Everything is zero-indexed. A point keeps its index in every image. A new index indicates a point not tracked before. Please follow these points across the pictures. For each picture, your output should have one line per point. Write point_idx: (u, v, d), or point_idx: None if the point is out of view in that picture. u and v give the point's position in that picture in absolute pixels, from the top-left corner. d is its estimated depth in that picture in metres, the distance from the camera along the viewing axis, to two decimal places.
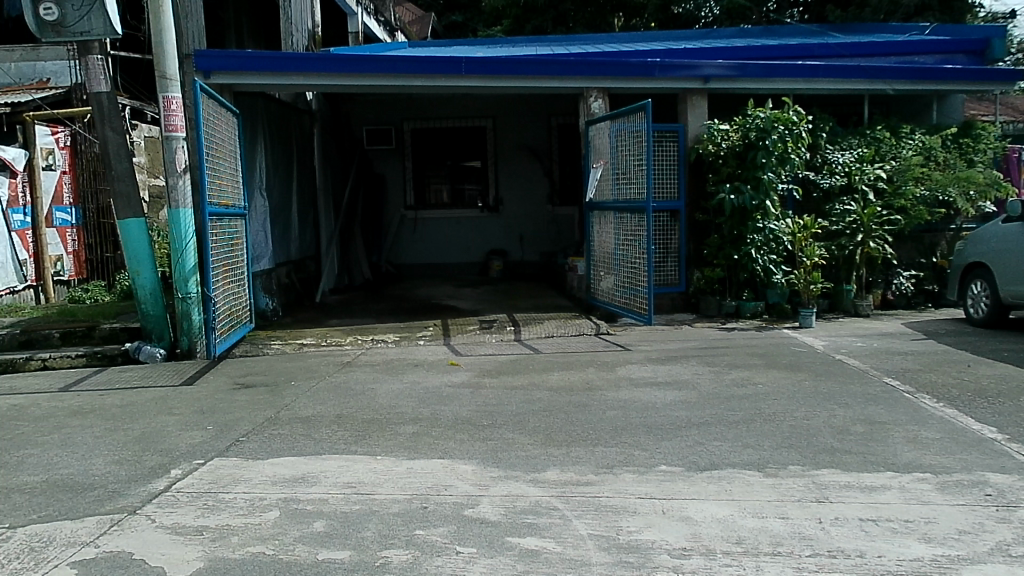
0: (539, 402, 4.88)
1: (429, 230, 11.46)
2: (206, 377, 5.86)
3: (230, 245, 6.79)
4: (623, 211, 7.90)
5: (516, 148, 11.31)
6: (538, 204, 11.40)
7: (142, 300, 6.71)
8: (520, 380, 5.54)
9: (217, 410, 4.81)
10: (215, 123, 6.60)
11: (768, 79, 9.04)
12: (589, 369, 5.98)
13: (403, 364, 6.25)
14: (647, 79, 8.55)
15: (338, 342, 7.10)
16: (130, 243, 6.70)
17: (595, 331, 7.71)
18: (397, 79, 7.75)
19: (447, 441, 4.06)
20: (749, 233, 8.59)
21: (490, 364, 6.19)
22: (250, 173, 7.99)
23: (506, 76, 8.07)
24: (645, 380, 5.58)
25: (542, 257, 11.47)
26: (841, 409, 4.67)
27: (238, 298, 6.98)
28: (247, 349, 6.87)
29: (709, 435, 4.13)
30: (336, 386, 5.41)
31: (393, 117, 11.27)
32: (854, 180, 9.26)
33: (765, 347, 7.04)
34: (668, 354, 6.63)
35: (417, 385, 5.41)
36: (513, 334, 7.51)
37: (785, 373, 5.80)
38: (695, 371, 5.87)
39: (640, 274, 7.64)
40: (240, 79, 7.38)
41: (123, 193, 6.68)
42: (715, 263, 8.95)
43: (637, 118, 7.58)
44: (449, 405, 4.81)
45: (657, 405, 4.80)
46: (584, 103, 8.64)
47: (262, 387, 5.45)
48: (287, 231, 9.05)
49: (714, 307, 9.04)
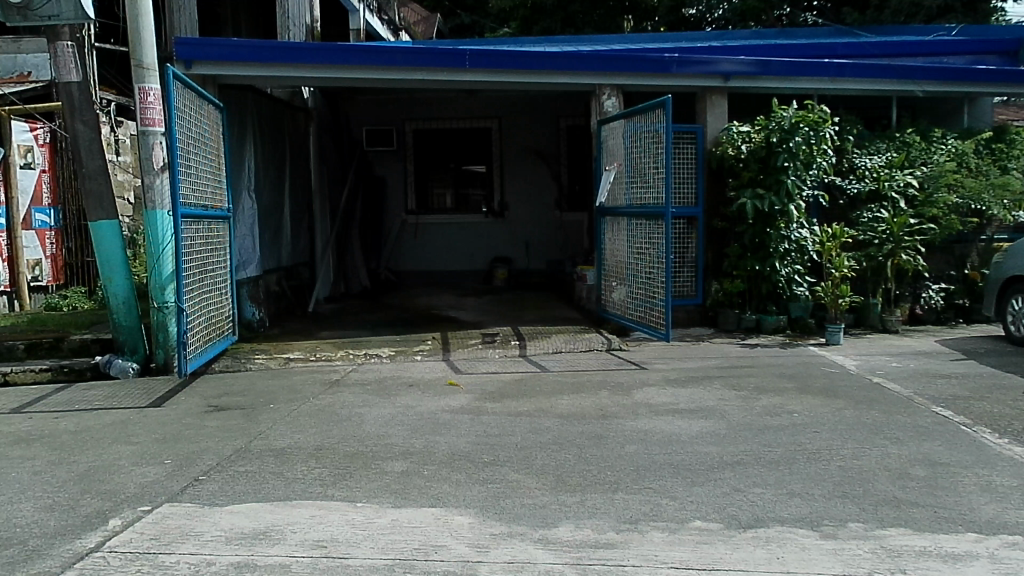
0: (547, 434, 4.28)
1: (431, 236, 10.89)
2: (177, 397, 5.27)
3: (211, 248, 6.20)
4: (638, 216, 7.30)
5: (523, 151, 10.76)
6: (545, 209, 10.84)
7: (114, 309, 6.17)
8: (526, 404, 4.96)
9: (181, 438, 4.23)
10: (196, 117, 6.02)
11: (792, 78, 8.45)
12: (603, 392, 5.38)
13: (397, 383, 5.66)
14: (665, 76, 7.96)
15: (328, 357, 6.51)
16: (101, 246, 6.13)
17: (606, 347, 7.12)
18: (395, 74, 7.18)
19: (441, 483, 3.46)
20: (771, 241, 8.03)
21: (493, 385, 5.60)
22: (236, 173, 7.43)
23: (514, 71, 7.48)
24: (665, 406, 4.98)
25: (548, 265, 10.88)
26: (894, 447, 4.07)
27: (220, 308, 6.36)
28: (227, 364, 6.28)
29: (747, 479, 3.55)
30: (319, 410, 4.82)
31: (394, 118, 10.75)
32: (882, 185, 8.68)
33: (794, 368, 6.43)
34: (688, 375, 6.03)
35: (410, 410, 4.82)
36: (517, 351, 6.93)
37: (821, 399, 5.20)
38: (721, 396, 5.26)
39: (657, 285, 7.03)
40: (224, 69, 6.80)
41: (93, 192, 6.10)
42: (735, 274, 8.36)
43: (659, 117, 6.89)
44: (446, 435, 4.21)
45: (683, 439, 4.21)
46: (596, 101, 8.08)
47: (238, 410, 4.87)
48: (278, 236, 8.49)
49: (733, 322, 8.41)
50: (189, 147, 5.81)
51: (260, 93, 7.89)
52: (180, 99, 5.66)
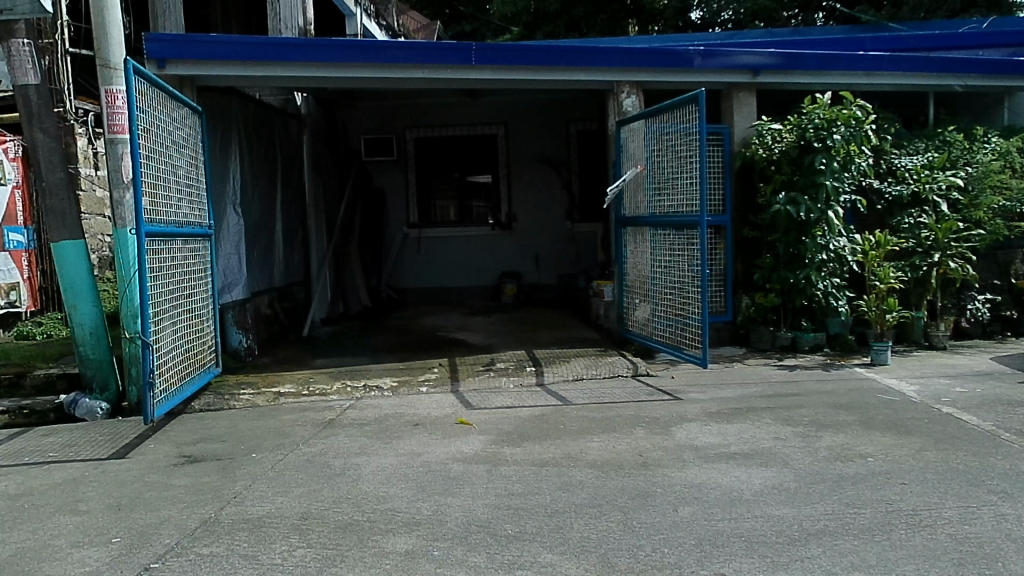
0: (581, 491, 3.56)
1: (434, 251, 10.19)
2: (145, 444, 4.54)
3: (189, 270, 5.50)
4: (665, 227, 6.58)
5: (531, 158, 10.07)
6: (555, 220, 10.13)
7: (80, 341, 5.47)
8: (552, 450, 4.24)
9: (140, 503, 3.52)
10: (169, 120, 5.32)
11: (827, 72, 7.75)
12: (638, 432, 4.64)
13: (399, 422, 4.93)
14: (688, 72, 7.26)
15: (323, 391, 5.80)
16: (64, 269, 5.42)
17: (632, 373, 6.41)
18: (393, 72, 6.49)
19: (456, 572, 2.74)
20: (808, 251, 7.30)
21: (510, 423, 4.87)
22: (219, 185, 6.73)
23: (525, 67, 6.78)
24: (715, 450, 4.24)
25: (560, 279, 10.16)
26: (1007, 505, 3.33)
27: (200, 337, 5.65)
28: (208, 402, 5.55)
29: (843, 559, 2.82)
30: (310, 461, 4.09)
31: (394, 125, 10.07)
32: (924, 189, 7.93)
33: (847, 396, 5.70)
34: (732, 408, 5.29)
35: (415, 459, 4.09)
36: (534, 379, 6.19)
37: (892, 437, 4.47)
38: (775, 434, 4.54)
39: (690, 303, 6.28)
40: (202, 68, 6.09)
41: (55, 209, 5.40)
42: (768, 287, 7.62)
43: (692, 116, 6.15)
44: (459, 496, 3.49)
45: (747, 497, 3.48)
46: (614, 100, 7.36)
47: (215, 462, 4.14)
48: (269, 253, 7.79)
49: (767, 340, 7.70)
50: (160, 154, 5.09)
51: (247, 97, 7.22)
52: (148, 99, 4.95)
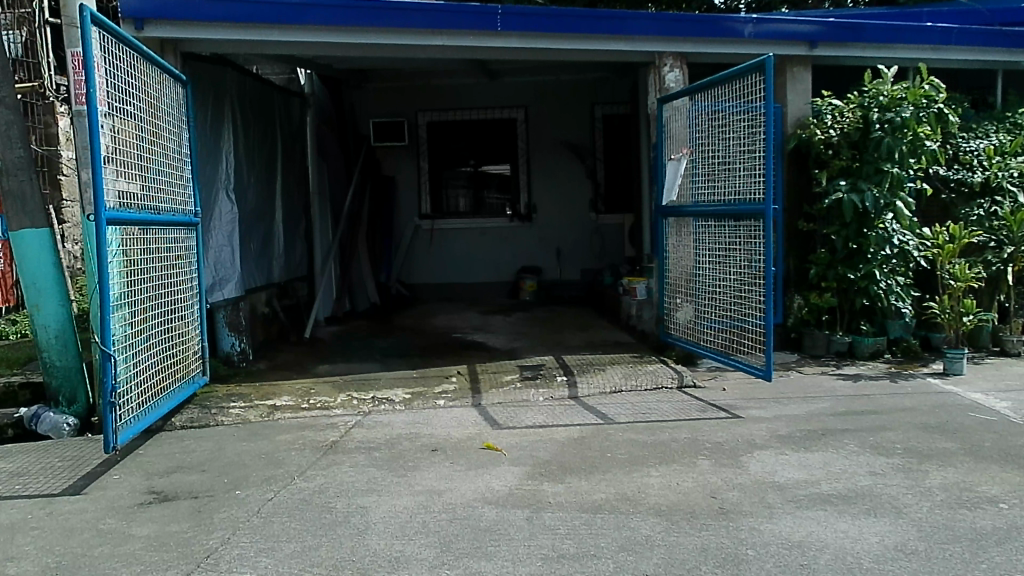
0: (652, 554, 2.77)
1: (448, 243, 9.40)
2: (109, 475, 3.76)
3: (167, 265, 4.71)
4: (716, 217, 5.75)
5: (553, 143, 9.26)
6: (578, 210, 9.32)
7: (44, 346, 4.71)
8: (604, 489, 3.44)
9: (84, 566, 2.74)
10: (145, 88, 4.52)
11: (890, 46, 6.85)
12: (704, 464, 3.83)
13: (414, 447, 4.14)
14: (737, 43, 6.40)
15: (325, 404, 5.03)
16: (26, 262, 4.63)
17: (678, 384, 5.62)
18: (405, 38, 5.67)
19: None
20: (871, 244, 6.50)
21: (546, 449, 4.08)
22: (208, 168, 5.95)
23: (555, 34, 5.94)
24: (803, 491, 3.43)
25: (583, 275, 9.37)
26: None
27: (183, 343, 4.89)
28: (192, 418, 4.81)
29: None
30: (306, 502, 3.30)
31: (405, 108, 9.27)
32: (996, 176, 7.04)
33: (934, 415, 4.88)
34: (804, 431, 4.51)
35: (436, 501, 3.32)
36: (566, 392, 5.39)
37: (1014, 473, 3.66)
38: (871, 469, 3.74)
39: (747, 304, 5.45)
40: (187, 30, 5.28)
41: (13, 191, 4.61)
42: (824, 286, 6.79)
43: (754, 90, 5.29)
44: (493, 561, 2.71)
45: (868, 566, 2.67)
46: (655, 74, 6.52)
47: (190, 501, 3.37)
48: (267, 244, 7.02)
49: (822, 345, 6.87)
50: (131, 130, 4.28)
51: (242, 69, 6.45)
52: (116, 62, 4.14)
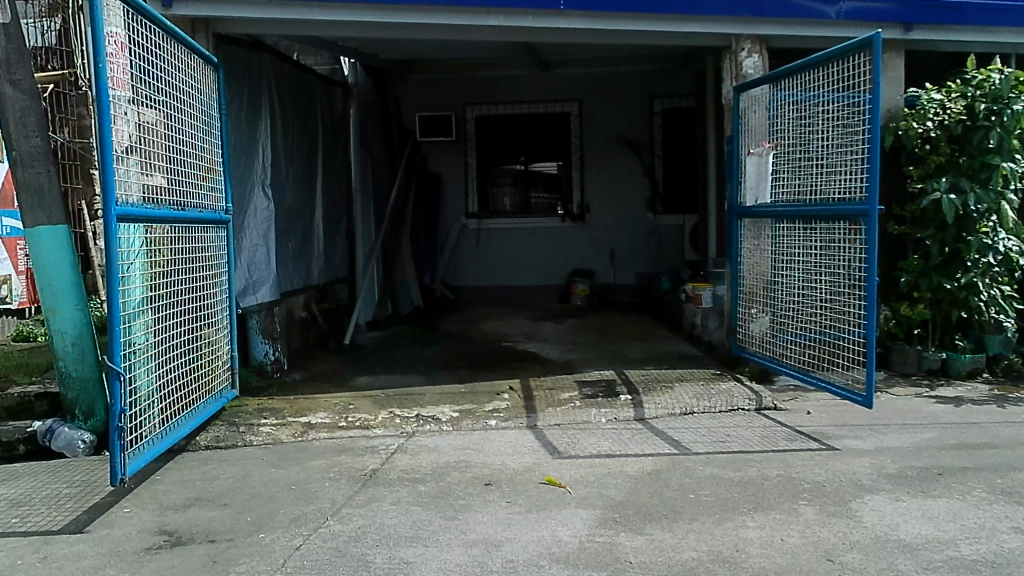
0: None
1: (496, 245, 8.87)
2: (118, 507, 3.30)
3: (194, 267, 4.24)
4: (802, 219, 5.10)
5: (609, 139, 8.67)
6: (635, 211, 8.72)
7: (61, 354, 4.25)
8: (694, 545, 2.87)
9: None
10: (171, 70, 4.05)
11: (998, 29, 6.06)
12: (808, 512, 3.22)
13: (465, 480, 3.61)
14: (823, 25, 5.69)
15: (364, 423, 4.52)
16: (43, 262, 4.13)
17: (756, 407, 5.00)
18: (458, 16, 5.13)
19: None
20: (972, 251, 5.74)
21: (618, 486, 3.52)
22: (242, 162, 5.51)
23: (623, 13, 5.35)
24: (939, 555, 2.82)
25: (639, 279, 8.76)
26: None
27: (210, 352, 4.42)
28: (218, 436, 4.35)
29: None
30: (338, 554, 2.79)
31: (453, 101, 8.76)
32: None
33: None
34: (917, 469, 3.86)
35: (495, 554, 2.79)
36: (632, 413, 4.81)
37: None
38: (1015, 526, 3.10)
39: (841, 316, 4.79)
40: (217, 8, 4.83)
41: (29, 184, 4.18)
42: (915, 297, 6.06)
43: (856, 77, 4.59)
44: None
45: None
46: (731, 60, 5.86)
47: (204, 546, 2.88)
48: (306, 244, 6.56)
49: (912, 362, 6.13)
50: (151, 116, 3.77)
51: (280, 55, 6.00)
52: (139, 40, 3.67)
